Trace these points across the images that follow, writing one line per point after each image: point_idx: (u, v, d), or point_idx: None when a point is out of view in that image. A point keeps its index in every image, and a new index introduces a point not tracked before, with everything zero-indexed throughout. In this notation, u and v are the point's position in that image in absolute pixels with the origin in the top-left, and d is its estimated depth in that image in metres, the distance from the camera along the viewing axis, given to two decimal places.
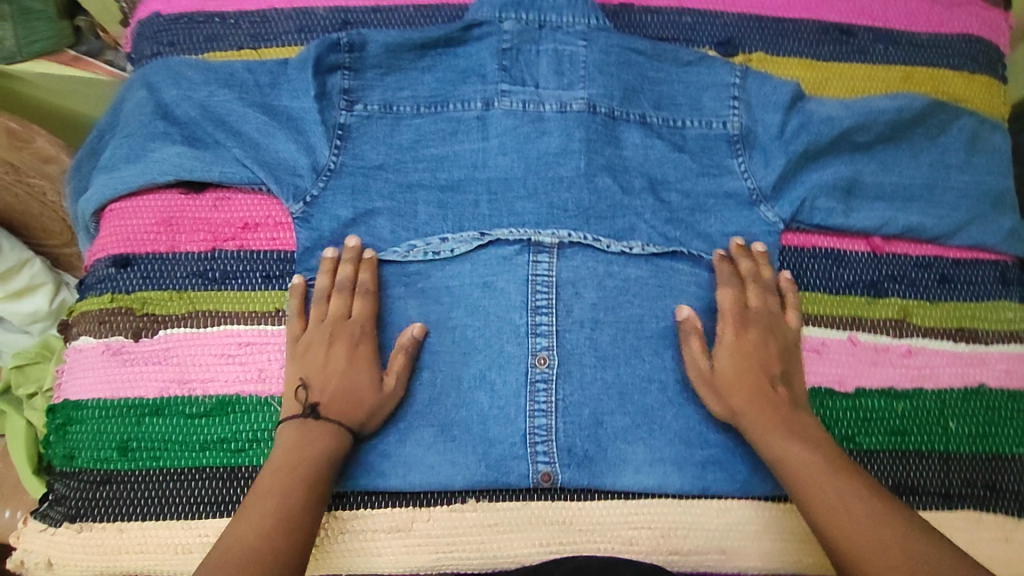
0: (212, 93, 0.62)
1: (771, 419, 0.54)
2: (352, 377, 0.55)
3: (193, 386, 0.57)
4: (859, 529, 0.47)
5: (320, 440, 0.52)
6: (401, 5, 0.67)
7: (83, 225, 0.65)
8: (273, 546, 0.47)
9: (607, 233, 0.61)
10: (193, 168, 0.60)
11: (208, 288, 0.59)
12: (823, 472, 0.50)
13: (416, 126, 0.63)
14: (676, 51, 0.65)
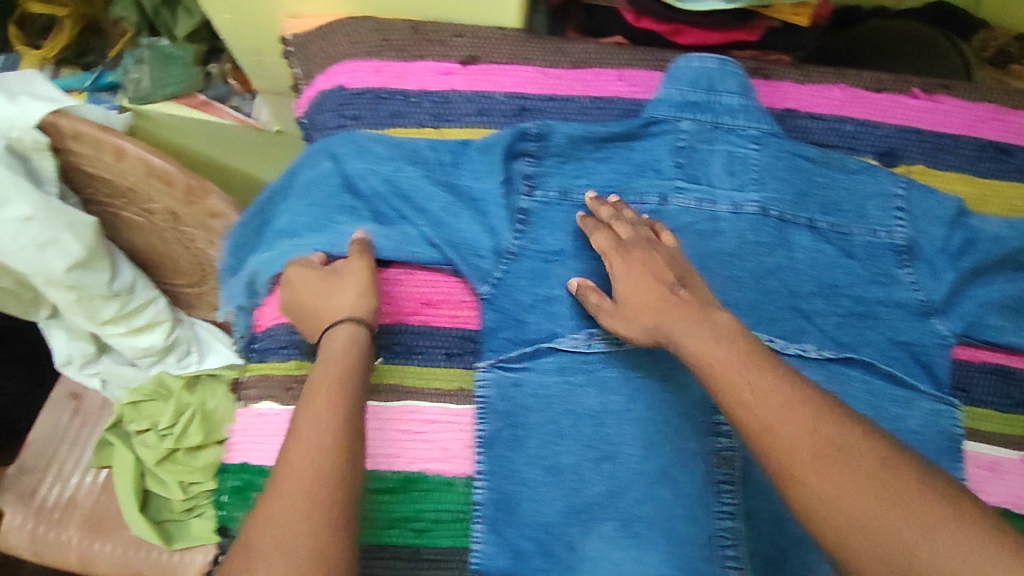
0: (398, 168, 0.63)
1: (734, 372, 0.47)
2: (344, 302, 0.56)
3: (379, 461, 0.59)
4: (854, 500, 0.41)
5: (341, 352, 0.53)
6: (577, 96, 0.68)
7: (246, 280, 0.64)
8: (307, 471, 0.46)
9: (777, 334, 0.64)
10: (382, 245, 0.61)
11: (393, 362, 0.61)
12: (796, 439, 0.44)
13: None
14: (843, 159, 0.67)
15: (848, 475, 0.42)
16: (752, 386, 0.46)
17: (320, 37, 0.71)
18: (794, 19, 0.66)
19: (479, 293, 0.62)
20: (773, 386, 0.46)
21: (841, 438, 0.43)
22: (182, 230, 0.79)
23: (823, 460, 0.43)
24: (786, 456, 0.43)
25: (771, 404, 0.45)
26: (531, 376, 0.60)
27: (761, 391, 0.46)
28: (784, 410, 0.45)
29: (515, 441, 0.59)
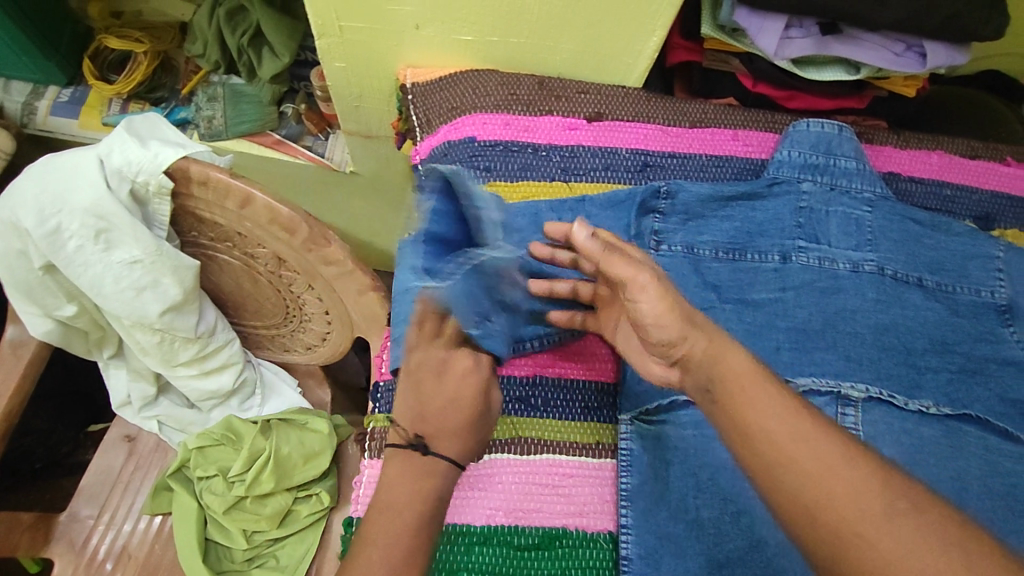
0: (525, 238, 0.65)
1: (764, 407, 0.41)
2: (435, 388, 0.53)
3: (519, 516, 0.58)
4: (922, 564, 0.34)
5: (429, 480, 0.50)
6: (695, 153, 0.71)
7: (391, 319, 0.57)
8: None
9: (899, 390, 0.64)
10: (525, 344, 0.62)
11: (532, 415, 0.61)
12: (850, 487, 0.37)
13: (715, 270, 0.66)
14: (948, 223, 0.71)
15: (922, 532, 0.35)
16: (777, 434, 0.39)
17: (441, 88, 0.74)
18: (904, 90, 0.72)
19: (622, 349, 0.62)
20: (812, 436, 0.39)
21: (865, 484, 0.37)
22: (281, 274, 0.78)
23: (877, 516, 0.36)
24: (835, 516, 0.36)
25: (810, 451, 0.38)
26: (669, 429, 0.60)
27: (791, 440, 0.39)
28: (827, 455, 0.38)
29: (657, 494, 0.58)
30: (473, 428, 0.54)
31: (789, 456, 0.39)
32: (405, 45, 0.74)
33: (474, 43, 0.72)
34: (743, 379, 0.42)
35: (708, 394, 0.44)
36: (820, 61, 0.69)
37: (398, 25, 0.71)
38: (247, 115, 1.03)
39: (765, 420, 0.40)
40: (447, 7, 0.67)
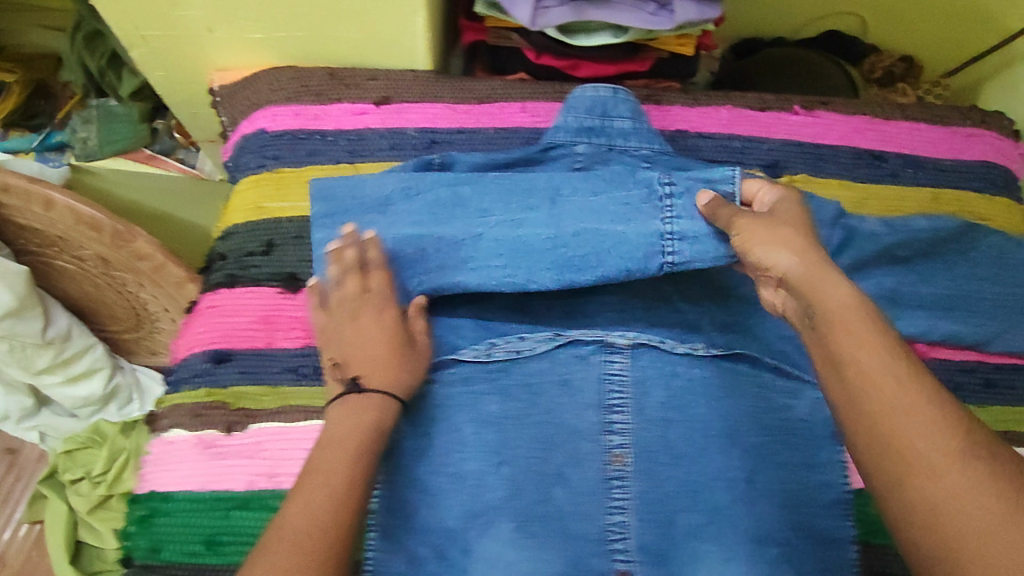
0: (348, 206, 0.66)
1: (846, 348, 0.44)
2: (354, 329, 0.61)
3: (281, 480, 0.60)
4: (975, 506, 0.38)
5: (364, 414, 0.55)
6: (482, 127, 0.74)
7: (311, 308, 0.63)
8: (334, 520, 0.47)
9: (671, 335, 0.67)
10: (636, 255, 0.62)
11: (299, 383, 0.63)
12: (927, 435, 0.40)
13: None
14: (730, 172, 0.72)
15: (992, 475, 0.38)
16: (873, 374, 0.43)
17: (245, 87, 0.77)
18: (680, 49, 0.74)
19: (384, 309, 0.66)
20: (907, 380, 0.42)
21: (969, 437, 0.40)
22: (113, 275, 0.81)
23: (933, 460, 0.39)
24: (913, 458, 0.40)
25: (902, 398, 0.42)
26: (437, 387, 0.63)
27: (883, 380, 0.42)
28: (902, 404, 0.41)
29: (419, 450, 0.61)
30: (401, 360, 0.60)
31: (874, 394, 0.42)
32: (209, 49, 0.76)
33: (267, 41, 0.74)
34: (847, 312, 0.46)
35: (808, 316, 0.48)
36: (591, 27, 0.71)
37: (192, 29, 0.73)
38: (118, 133, 1.05)
39: (859, 359, 0.44)
40: (230, 7, 0.68)
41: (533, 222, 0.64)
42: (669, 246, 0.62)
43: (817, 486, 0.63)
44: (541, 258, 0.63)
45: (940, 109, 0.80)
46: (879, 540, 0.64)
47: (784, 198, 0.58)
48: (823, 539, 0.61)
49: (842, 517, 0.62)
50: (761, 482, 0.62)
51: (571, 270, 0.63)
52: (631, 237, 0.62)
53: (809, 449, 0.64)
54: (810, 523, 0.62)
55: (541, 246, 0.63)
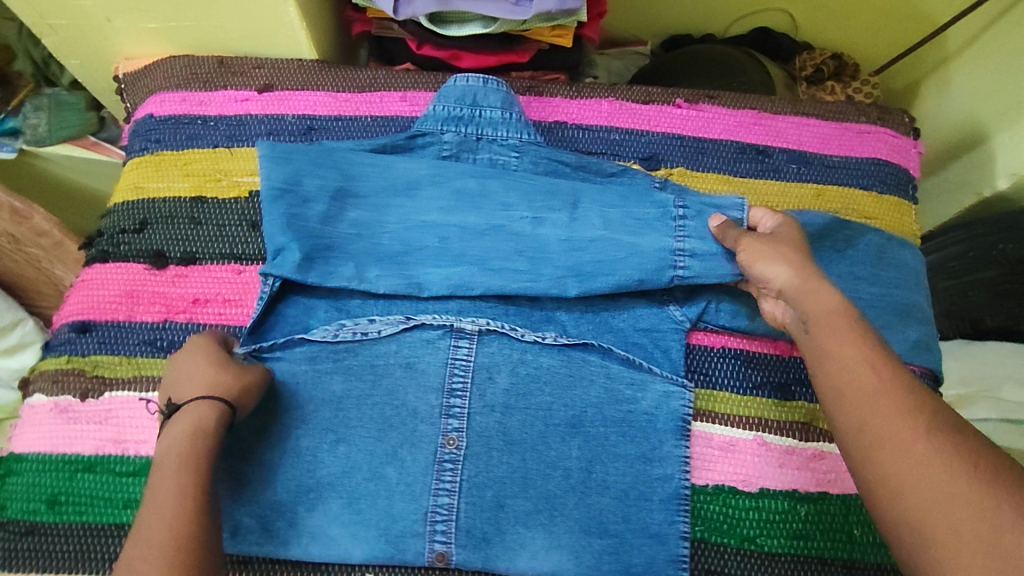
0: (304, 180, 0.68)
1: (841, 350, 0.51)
2: (186, 360, 0.60)
3: (127, 446, 0.62)
4: (924, 462, 0.43)
5: (184, 425, 0.55)
6: (360, 115, 0.75)
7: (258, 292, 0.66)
8: (180, 526, 0.49)
9: (524, 324, 0.68)
10: (649, 265, 0.66)
11: (155, 355, 0.66)
12: (890, 410, 0.46)
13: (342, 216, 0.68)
14: (600, 163, 0.72)
15: (926, 435, 0.44)
16: (853, 364, 0.49)
17: (145, 75, 0.80)
18: (557, 40, 0.75)
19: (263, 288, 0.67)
20: (880, 367, 0.48)
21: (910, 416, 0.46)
22: (25, 250, 0.86)
23: (898, 435, 0.45)
24: (883, 430, 0.45)
25: (869, 380, 0.48)
26: (281, 364, 0.64)
27: (862, 368, 0.49)
28: (880, 384, 0.47)
29: (256, 424, 0.63)
30: (218, 368, 0.59)
31: (854, 382, 0.48)
32: (113, 38, 0.78)
33: (162, 31, 0.77)
34: (836, 317, 0.52)
35: (803, 324, 0.54)
36: (464, 17, 0.72)
37: (92, 19, 0.75)
38: (65, 121, 1.11)
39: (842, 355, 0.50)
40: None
41: (504, 216, 0.69)
42: (681, 261, 0.66)
43: (653, 478, 0.62)
44: (500, 253, 0.68)
45: (835, 107, 0.79)
46: (726, 540, 0.61)
47: (785, 223, 0.64)
48: (651, 533, 0.60)
49: (678, 513, 0.61)
50: (598, 473, 0.62)
51: (582, 275, 0.66)
52: (645, 250, 0.66)
53: (650, 441, 0.64)
54: (641, 516, 0.61)
55: (501, 242, 0.68)
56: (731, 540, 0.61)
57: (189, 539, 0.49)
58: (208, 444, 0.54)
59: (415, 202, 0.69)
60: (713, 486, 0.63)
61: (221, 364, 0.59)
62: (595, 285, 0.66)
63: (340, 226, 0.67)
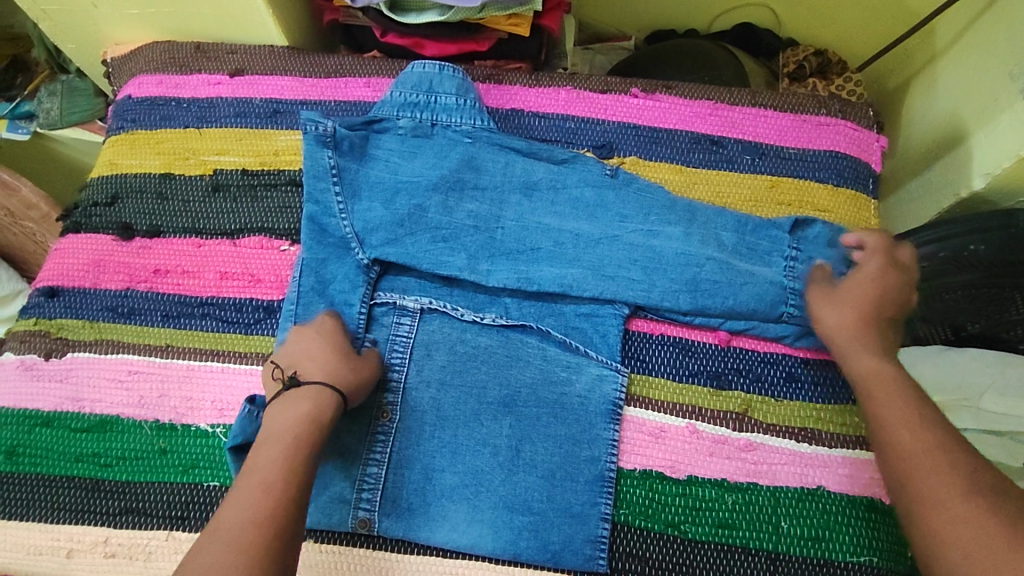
0: (406, 172, 0.72)
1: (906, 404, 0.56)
2: (312, 344, 0.62)
3: (83, 404, 0.66)
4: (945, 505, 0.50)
5: (304, 403, 0.58)
6: (325, 100, 0.79)
7: (364, 282, 0.68)
8: (274, 494, 0.52)
9: (466, 305, 0.69)
10: (767, 296, 0.66)
11: (115, 320, 0.70)
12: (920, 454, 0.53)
13: (313, 190, 0.71)
14: (553, 150, 0.75)
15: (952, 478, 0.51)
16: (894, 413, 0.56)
17: (130, 60, 0.85)
18: (514, 28, 0.79)
19: (358, 258, 0.69)
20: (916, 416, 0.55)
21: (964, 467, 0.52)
22: (21, 224, 0.92)
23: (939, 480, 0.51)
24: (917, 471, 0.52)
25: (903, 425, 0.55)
26: (234, 330, 0.69)
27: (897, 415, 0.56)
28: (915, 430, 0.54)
29: (200, 384, 0.67)
30: (341, 359, 0.61)
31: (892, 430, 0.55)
32: (102, 23, 0.83)
33: (144, 16, 0.81)
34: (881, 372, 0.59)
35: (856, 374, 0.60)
36: (422, 6, 0.76)
37: (80, 5, 0.80)
38: (75, 105, 1.18)
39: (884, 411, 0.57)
40: None
41: (621, 227, 0.71)
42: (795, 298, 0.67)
43: (582, 460, 0.63)
44: (618, 258, 0.69)
45: (794, 98, 0.78)
46: (650, 525, 0.61)
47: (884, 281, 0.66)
48: (572, 513, 0.61)
49: (601, 494, 0.62)
50: (526, 452, 0.63)
51: (699, 291, 0.66)
52: (762, 279, 0.67)
53: (582, 423, 0.64)
54: (566, 495, 0.61)
55: (619, 252, 0.69)
56: (655, 524, 0.61)
57: (285, 504, 0.52)
58: (322, 428, 0.57)
59: (534, 203, 0.72)
60: (641, 470, 0.63)
61: (343, 354, 0.62)
62: (709, 300, 0.66)
63: (455, 215, 0.71)
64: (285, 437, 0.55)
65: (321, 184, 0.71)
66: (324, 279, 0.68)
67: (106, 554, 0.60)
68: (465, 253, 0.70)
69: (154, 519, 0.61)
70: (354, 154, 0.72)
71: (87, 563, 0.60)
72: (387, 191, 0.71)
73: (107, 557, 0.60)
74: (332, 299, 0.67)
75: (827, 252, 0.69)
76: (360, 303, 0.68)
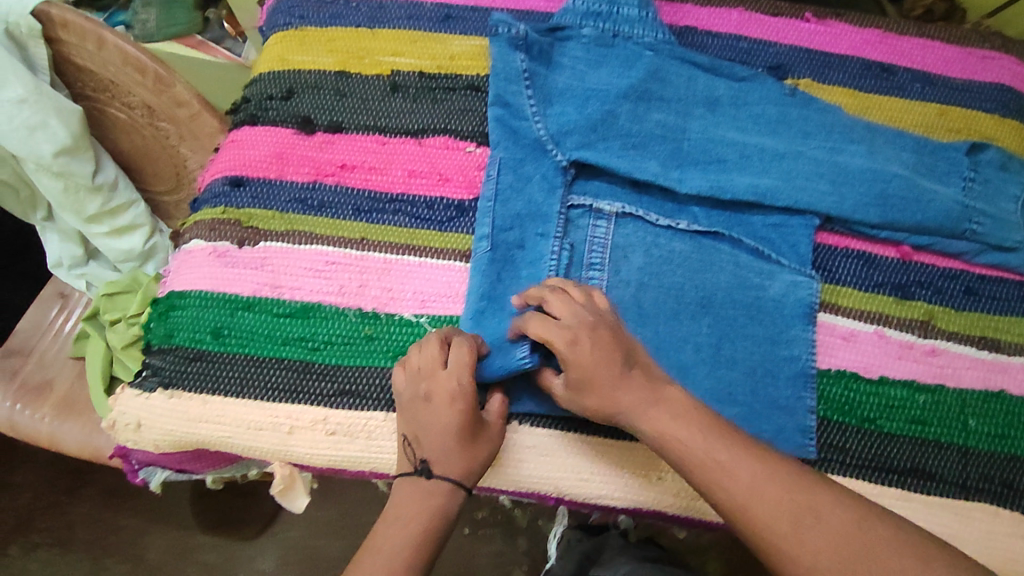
0: (593, 80, 0.72)
1: (697, 449, 0.52)
2: (436, 419, 0.58)
3: (282, 291, 0.67)
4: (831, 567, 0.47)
5: (433, 499, 0.57)
6: (497, 7, 0.78)
7: (562, 184, 0.69)
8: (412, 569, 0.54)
9: (658, 212, 0.71)
10: (950, 214, 0.69)
11: (306, 212, 0.69)
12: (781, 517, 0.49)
13: (505, 88, 0.71)
14: (732, 68, 0.75)
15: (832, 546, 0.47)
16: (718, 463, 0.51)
17: None
18: None
19: (557, 160, 0.69)
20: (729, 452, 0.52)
21: (817, 505, 0.49)
22: (157, 125, 0.91)
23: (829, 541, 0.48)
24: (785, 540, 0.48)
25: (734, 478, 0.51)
26: (429, 226, 0.70)
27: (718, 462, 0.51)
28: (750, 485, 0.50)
29: (401, 275, 0.68)
30: (471, 447, 0.59)
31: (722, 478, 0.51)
32: None
33: None
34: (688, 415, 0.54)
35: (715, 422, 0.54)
36: None
37: None
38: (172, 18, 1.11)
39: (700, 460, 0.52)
40: None
41: (804, 144, 0.72)
42: (975, 217, 0.70)
43: (780, 359, 0.66)
44: (806, 173, 0.71)
45: (959, 31, 0.80)
46: (846, 420, 0.65)
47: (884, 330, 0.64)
48: (779, 405, 0.65)
49: (804, 389, 0.65)
50: (726, 350, 0.66)
51: (888, 206, 0.69)
52: (946, 198, 0.70)
53: (778, 325, 0.67)
54: (768, 390, 0.65)
55: (807, 165, 0.71)
56: (851, 420, 0.65)
57: None
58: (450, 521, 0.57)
59: (716, 118, 0.73)
60: (835, 370, 0.67)
61: (474, 439, 0.59)
62: (900, 215, 0.69)
63: (644, 124, 0.71)
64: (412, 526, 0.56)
65: (512, 87, 0.71)
66: (522, 178, 0.69)
67: (327, 431, 0.63)
68: (653, 162, 0.70)
69: (369, 401, 0.63)
70: (541, 59, 0.73)
71: (308, 438, 0.63)
72: (577, 99, 0.72)
73: (328, 435, 0.63)
74: (532, 198, 0.69)
75: (1003, 175, 0.72)
76: (560, 203, 0.69)
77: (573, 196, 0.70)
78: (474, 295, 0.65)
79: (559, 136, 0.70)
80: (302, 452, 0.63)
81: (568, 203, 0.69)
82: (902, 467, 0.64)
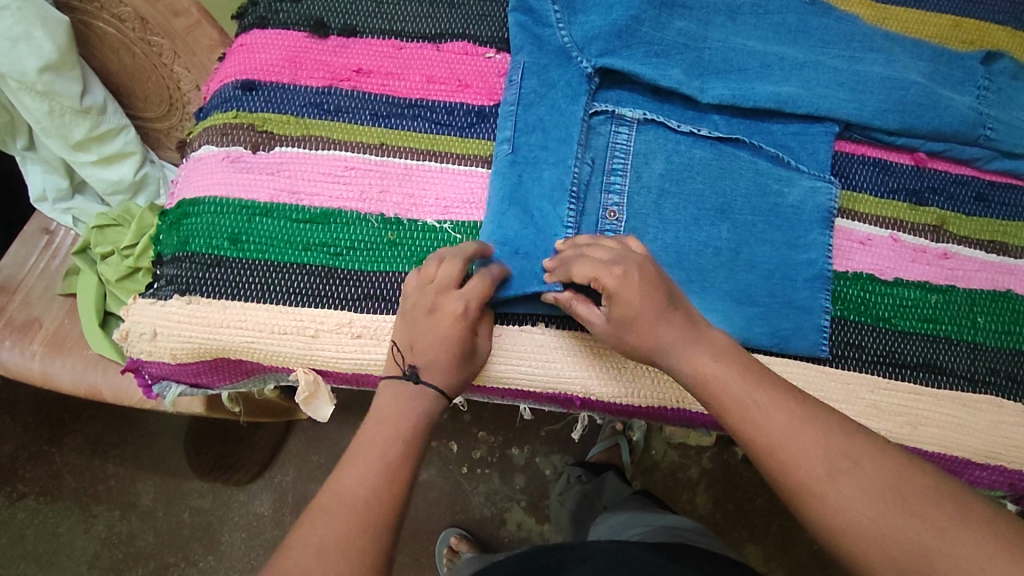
0: None
1: (729, 391, 0.51)
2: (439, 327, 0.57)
3: (301, 196, 0.65)
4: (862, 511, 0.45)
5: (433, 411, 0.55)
6: None
7: (586, 90, 0.68)
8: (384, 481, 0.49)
9: (679, 119, 0.70)
10: (967, 120, 0.70)
11: (321, 117, 0.67)
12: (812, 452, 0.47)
13: None
14: None
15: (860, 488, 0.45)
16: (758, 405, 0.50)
17: None
18: None
19: (580, 67, 0.68)
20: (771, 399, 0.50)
21: (855, 453, 0.47)
22: (149, 40, 0.87)
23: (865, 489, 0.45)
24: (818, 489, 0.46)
25: (768, 417, 0.49)
26: (449, 132, 0.68)
27: (758, 406, 0.50)
28: (785, 426, 0.48)
29: (421, 181, 0.66)
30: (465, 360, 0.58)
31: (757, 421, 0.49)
32: None
33: None
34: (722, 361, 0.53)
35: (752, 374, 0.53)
36: None
37: None
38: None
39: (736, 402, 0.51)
40: None
41: (824, 53, 0.72)
42: (989, 123, 0.71)
43: (800, 262, 0.66)
44: (826, 80, 0.70)
45: None
46: (863, 319, 0.66)
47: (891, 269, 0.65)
48: (799, 306, 0.65)
49: (821, 290, 0.66)
50: (747, 254, 0.66)
51: (906, 113, 0.70)
52: (961, 106, 0.71)
53: (798, 230, 0.67)
54: (790, 292, 0.65)
55: (827, 72, 0.71)
56: (867, 318, 0.66)
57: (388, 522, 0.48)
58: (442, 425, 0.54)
59: (737, 26, 0.72)
60: (852, 273, 0.68)
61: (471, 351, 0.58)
62: (917, 121, 0.70)
63: (667, 32, 0.70)
64: (407, 437, 0.52)
65: None
66: (544, 85, 0.68)
67: (353, 334, 0.62)
68: (676, 70, 0.69)
69: (393, 305, 0.62)
70: None
71: (334, 342, 0.62)
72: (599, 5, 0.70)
73: (354, 338, 0.62)
74: (555, 103, 0.67)
75: (1014, 86, 0.73)
76: (583, 111, 0.68)
77: (595, 102, 0.69)
78: (497, 198, 0.64)
79: (581, 40, 0.68)
80: (328, 356, 0.62)
81: (592, 108, 0.68)
82: (915, 362, 0.65)
